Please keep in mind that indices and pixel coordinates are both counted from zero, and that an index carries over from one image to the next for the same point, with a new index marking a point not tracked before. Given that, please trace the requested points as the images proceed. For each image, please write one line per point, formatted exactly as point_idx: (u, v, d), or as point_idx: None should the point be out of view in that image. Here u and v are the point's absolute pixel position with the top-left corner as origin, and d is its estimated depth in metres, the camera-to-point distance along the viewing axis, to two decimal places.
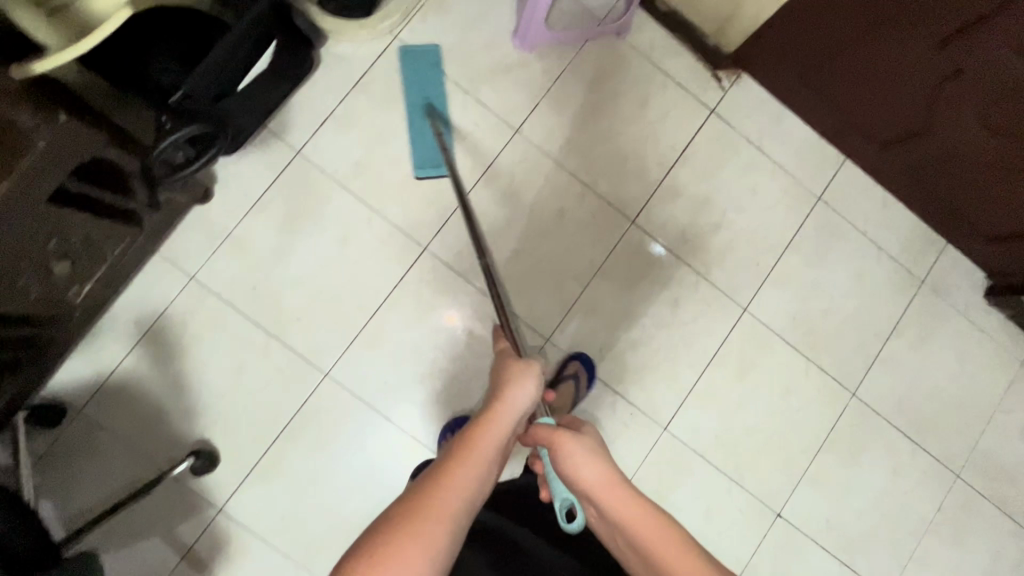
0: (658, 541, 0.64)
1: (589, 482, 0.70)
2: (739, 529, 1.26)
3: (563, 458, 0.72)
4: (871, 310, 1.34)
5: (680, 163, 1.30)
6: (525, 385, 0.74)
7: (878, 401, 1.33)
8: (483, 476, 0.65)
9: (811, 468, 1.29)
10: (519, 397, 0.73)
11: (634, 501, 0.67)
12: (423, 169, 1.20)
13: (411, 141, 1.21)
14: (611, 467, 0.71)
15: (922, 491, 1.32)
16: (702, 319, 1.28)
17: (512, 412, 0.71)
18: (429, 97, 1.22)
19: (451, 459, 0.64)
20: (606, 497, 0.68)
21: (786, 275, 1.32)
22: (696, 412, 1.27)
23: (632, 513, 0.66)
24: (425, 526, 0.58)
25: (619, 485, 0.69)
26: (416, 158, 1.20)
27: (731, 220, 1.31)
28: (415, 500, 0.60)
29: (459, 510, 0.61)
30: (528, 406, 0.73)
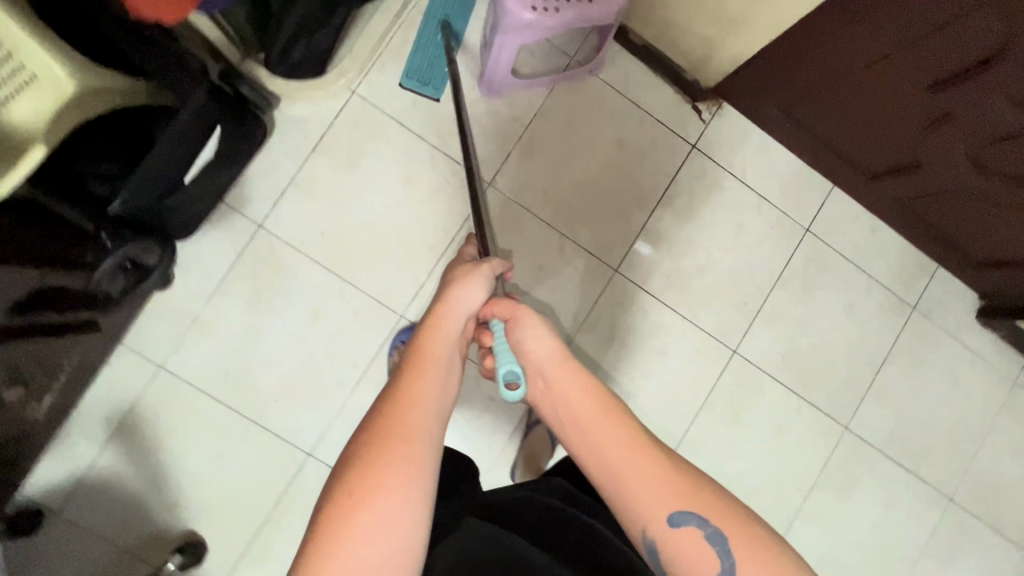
0: (603, 419, 0.66)
1: (542, 364, 0.70)
2: None
3: (516, 345, 0.71)
4: (863, 341, 1.31)
5: (662, 204, 1.25)
6: (470, 280, 0.72)
7: (872, 433, 1.32)
8: (440, 383, 0.64)
9: (805, 504, 1.29)
10: (464, 297, 0.71)
11: (584, 380, 0.69)
12: (408, 80, 1.15)
13: (414, 46, 1.15)
14: (563, 343, 0.71)
15: (915, 518, 1.33)
16: (691, 364, 1.26)
17: (458, 313, 0.70)
18: (450, 14, 1.16)
19: (407, 373, 0.64)
20: (557, 378, 0.69)
21: (775, 312, 1.28)
22: (689, 458, 1.25)
23: (583, 395, 0.68)
24: (395, 443, 0.58)
25: (573, 364, 0.70)
26: (407, 67, 1.15)
27: (717, 260, 1.26)
28: (376, 421, 0.60)
29: (421, 421, 0.60)
30: (476, 302, 0.72)
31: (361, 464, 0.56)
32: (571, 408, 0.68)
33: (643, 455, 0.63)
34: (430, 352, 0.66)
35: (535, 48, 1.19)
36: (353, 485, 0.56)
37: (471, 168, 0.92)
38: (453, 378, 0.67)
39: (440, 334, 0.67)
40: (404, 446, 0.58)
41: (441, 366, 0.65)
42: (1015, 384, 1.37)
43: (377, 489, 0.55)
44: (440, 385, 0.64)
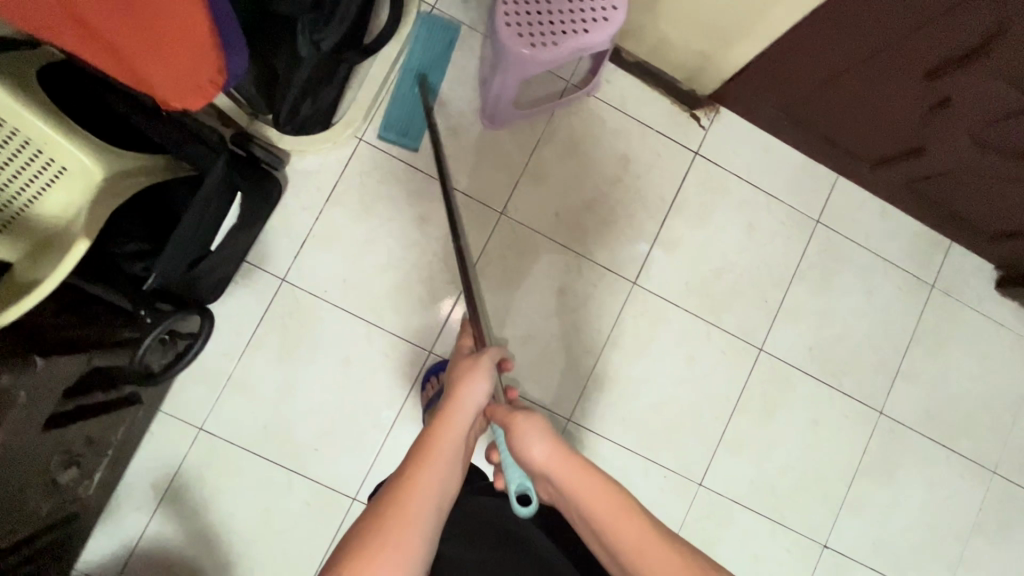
0: (614, 513, 0.68)
1: (549, 467, 0.72)
2: (788, 567, 1.26)
3: (521, 445, 0.74)
4: (887, 324, 1.32)
5: (672, 213, 1.26)
6: (479, 375, 0.75)
7: (906, 415, 1.32)
8: (443, 477, 0.66)
9: (849, 493, 1.29)
10: (472, 394, 0.74)
11: (594, 479, 0.71)
12: (387, 131, 1.16)
13: (392, 100, 1.16)
14: (564, 445, 0.73)
15: (960, 495, 1.32)
16: (719, 367, 1.26)
17: (468, 410, 0.72)
18: (424, 69, 1.17)
19: (412, 466, 0.65)
20: (566, 480, 0.71)
21: (796, 306, 1.29)
22: (727, 461, 1.26)
23: (594, 491, 0.70)
24: (398, 537, 0.59)
25: (579, 461, 0.72)
26: (386, 119, 1.16)
27: (733, 261, 1.28)
28: (380, 512, 0.61)
29: (423, 515, 0.62)
30: (484, 397, 0.75)
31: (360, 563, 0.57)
32: (584, 507, 0.70)
33: (652, 551, 0.66)
34: (438, 445, 0.67)
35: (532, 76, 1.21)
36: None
37: (461, 252, 0.90)
38: (457, 471, 0.68)
39: (446, 426, 0.70)
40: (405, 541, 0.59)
41: (449, 458, 0.67)
42: None
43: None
44: (446, 478, 0.66)
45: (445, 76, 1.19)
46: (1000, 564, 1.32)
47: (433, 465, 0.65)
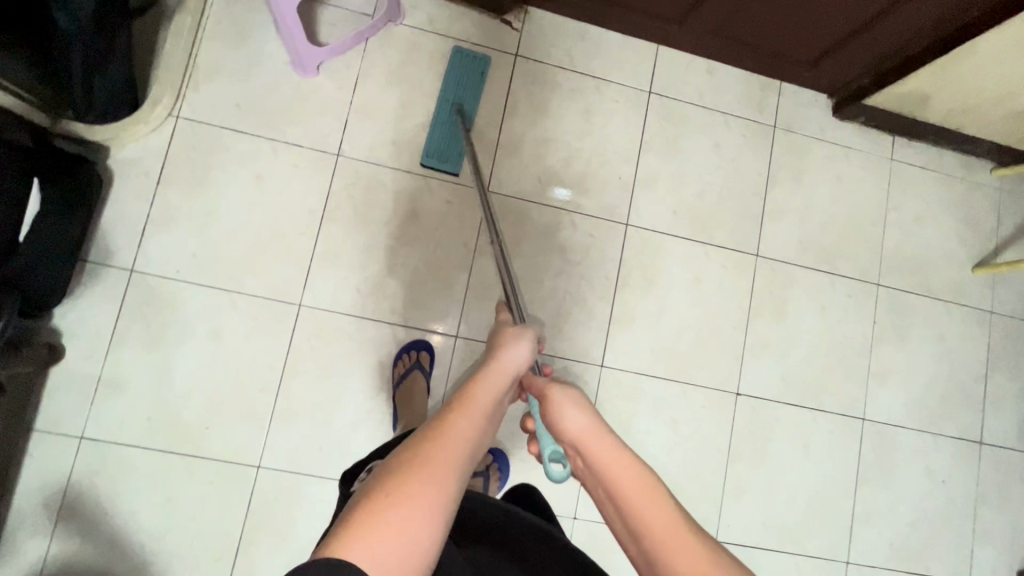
0: (644, 499, 0.63)
1: (584, 446, 0.70)
2: (707, 423, 1.29)
3: (557, 413, 0.73)
4: (741, 172, 1.36)
5: (507, 117, 1.29)
6: (521, 342, 0.79)
7: (782, 252, 1.36)
8: (477, 431, 0.65)
9: (747, 338, 1.32)
10: (509, 359, 0.76)
11: (629, 468, 0.66)
12: (428, 159, 1.23)
13: (432, 130, 1.24)
14: (601, 419, 0.72)
15: (852, 313, 1.37)
16: (591, 252, 1.29)
17: (505, 372, 0.74)
18: (460, 99, 1.26)
19: (449, 411, 0.65)
20: (598, 453, 0.68)
21: (649, 176, 1.33)
22: (622, 338, 1.28)
23: (630, 476, 0.65)
24: (431, 466, 0.59)
25: (614, 444, 0.68)
26: (427, 147, 1.23)
27: (578, 148, 1.31)
28: (419, 442, 0.62)
29: (456, 460, 0.61)
30: (523, 365, 0.77)
31: (393, 486, 0.57)
32: (611, 483, 0.66)
33: (685, 554, 0.60)
34: (478, 394, 0.69)
35: (335, 17, 1.24)
36: (392, 494, 0.56)
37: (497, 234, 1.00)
38: (491, 426, 0.69)
39: (487, 383, 0.71)
40: (441, 472, 0.59)
41: (486, 406, 0.68)
42: (893, 162, 1.43)
43: (408, 502, 0.56)
44: (483, 426, 0.66)
45: (247, 38, 1.20)
46: (904, 368, 1.38)
47: (471, 414, 0.66)
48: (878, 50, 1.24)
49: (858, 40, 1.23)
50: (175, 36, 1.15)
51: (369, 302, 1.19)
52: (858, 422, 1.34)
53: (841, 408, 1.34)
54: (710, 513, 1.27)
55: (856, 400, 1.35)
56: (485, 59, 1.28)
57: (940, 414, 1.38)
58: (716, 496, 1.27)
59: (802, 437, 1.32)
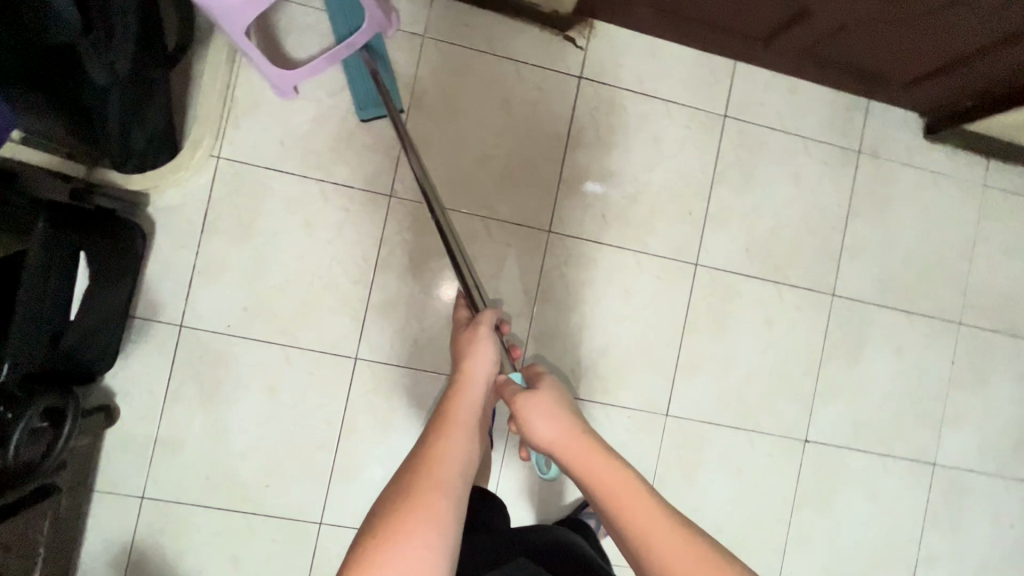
0: (606, 472, 0.67)
1: (554, 442, 0.73)
2: (774, 471, 1.24)
3: (528, 423, 0.75)
4: (820, 205, 1.26)
5: (571, 147, 1.18)
6: (485, 346, 0.82)
7: (860, 290, 1.27)
8: (466, 443, 0.69)
9: (819, 383, 1.26)
10: (482, 362, 0.80)
11: (601, 457, 0.69)
12: (365, 110, 1.09)
13: (349, 77, 1.09)
14: (564, 413, 0.75)
15: (930, 355, 1.29)
16: (658, 294, 1.21)
17: (478, 374, 0.79)
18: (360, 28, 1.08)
19: (437, 429, 0.70)
20: (563, 447, 0.72)
21: (721, 211, 1.23)
22: (688, 386, 1.22)
23: (602, 467, 0.68)
24: (429, 488, 0.62)
25: (587, 443, 0.71)
26: (355, 100, 1.09)
27: (645, 182, 1.20)
28: (410, 470, 0.65)
29: (450, 476, 0.64)
30: (493, 361, 0.81)
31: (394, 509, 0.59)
32: (587, 480, 0.68)
33: (664, 537, 0.60)
34: (456, 414, 0.73)
35: (302, 23, 1.10)
36: (397, 522, 0.58)
37: (459, 267, 0.90)
38: (475, 441, 0.72)
39: (466, 397, 0.76)
40: (438, 490, 0.62)
41: (466, 424, 0.72)
42: (986, 189, 1.31)
43: (413, 536, 0.57)
44: (467, 442, 0.70)
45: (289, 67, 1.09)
46: (981, 411, 1.31)
47: (456, 431, 0.70)
48: (988, 75, 1.11)
49: (972, 63, 1.09)
50: (211, 68, 1.06)
51: (427, 352, 1.14)
52: (929, 467, 1.29)
53: (911, 454, 1.29)
54: (772, 560, 1.24)
55: (928, 446, 1.30)
56: None
57: (1014, 458, 1.32)
58: (779, 544, 1.24)
59: (871, 484, 1.28)
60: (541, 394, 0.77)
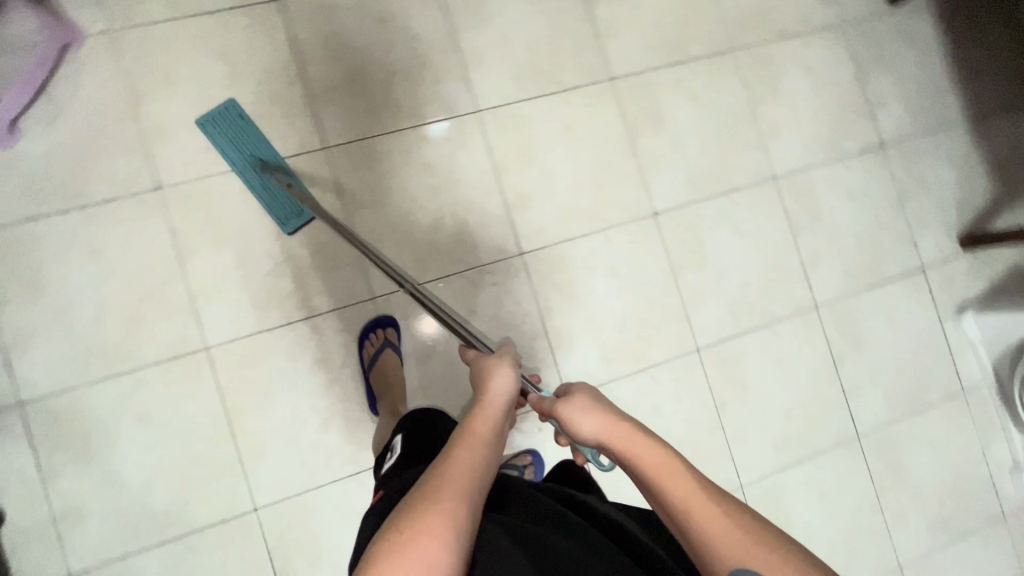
0: (642, 449, 0.64)
1: (597, 438, 0.68)
2: (641, 254, 1.29)
3: (569, 424, 0.72)
4: (558, 7, 1.30)
5: (305, 65, 1.19)
6: (506, 368, 0.78)
7: (633, 63, 1.32)
8: (485, 451, 0.67)
9: (640, 159, 1.31)
10: (500, 382, 0.76)
11: (638, 441, 0.65)
12: (287, 224, 1.14)
13: (256, 197, 1.13)
14: (597, 405, 0.71)
15: (722, 88, 1.36)
16: (456, 153, 1.24)
17: (499, 396, 0.75)
18: (256, 151, 1.14)
19: (455, 442, 0.67)
20: (598, 434, 0.68)
21: (474, 54, 1.26)
22: (527, 219, 1.25)
23: (641, 447, 0.64)
24: (443, 494, 0.59)
25: (620, 425, 0.67)
26: (276, 217, 1.14)
27: (392, 63, 1.22)
28: (425, 482, 0.62)
29: (467, 481, 0.62)
30: (508, 387, 0.76)
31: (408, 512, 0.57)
32: (624, 459, 0.65)
33: (706, 508, 0.57)
34: (477, 428, 0.69)
35: None
36: (407, 530, 0.55)
37: (379, 261, 0.91)
38: (495, 450, 0.68)
39: (486, 411, 0.72)
40: (455, 499, 0.59)
41: (484, 436, 0.68)
42: None
43: (426, 530, 0.55)
44: (485, 451, 0.67)
45: None
46: (789, 113, 1.39)
47: (475, 443, 0.67)
48: None
49: None
50: None
51: (272, 309, 1.14)
52: (771, 182, 1.37)
53: (751, 179, 1.36)
54: (681, 327, 1.30)
55: (761, 165, 1.37)
56: (233, 103, 1.14)
57: (838, 138, 1.41)
58: (680, 311, 1.30)
59: (730, 221, 1.34)
60: (577, 397, 0.73)
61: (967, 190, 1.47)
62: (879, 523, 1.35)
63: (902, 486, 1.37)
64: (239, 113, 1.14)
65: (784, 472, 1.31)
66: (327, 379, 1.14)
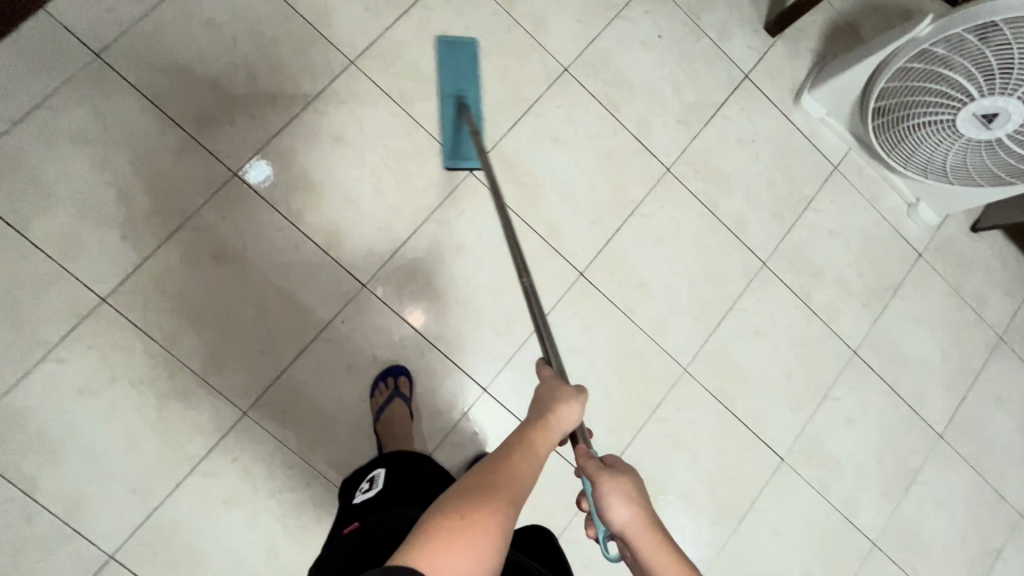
0: (669, 569, 0.62)
1: (626, 530, 0.63)
2: (481, 216, 1.21)
3: (602, 499, 0.64)
4: (253, 20, 1.14)
5: (26, 228, 1.04)
6: (571, 403, 0.71)
7: (364, 32, 1.18)
8: (536, 472, 0.64)
9: (427, 126, 1.20)
10: (568, 413, 0.69)
11: (666, 552, 0.63)
12: (449, 158, 1.19)
13: (437, 132, 1.20)
14: (642, 495, 0.65)
15: (467, 8, 1.24)
16: (242, 225, 1.11)
17: (563, 425, 0.69)
18: (461, 88, 1.21)
19: (520, 442, 0.65)
20: (632, 525, 0.63)
21: (197, 116, 1.11)
22: (351, 248, 1.14)
23: (671, 566, 0.62)
24: (501, 497, 0.58)
25: (660, 530, 0.64)
26: (442, 151, 1.19)
27: (116, 173, 1.07)
28: (487, 472, 0.61)
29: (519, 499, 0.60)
30: (576, 420, 0.70)
31: (471, 499, 0.57)
32: (645, 559, 0.63)
33: None
34: (538, 445, 0.66)
35: None
36: (467, 517, 0.55)
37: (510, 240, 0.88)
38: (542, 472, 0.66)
39: (548, 435, 0.67)
40: (509, 507, 0.58)
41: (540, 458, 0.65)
42: None
43: (485, 523, 0.55)
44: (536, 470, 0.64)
45: None
46: None
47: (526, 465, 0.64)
48: None
49: None
50: None
51: (151, 482, 1.04)
52: (565, 74, 1.28)
53: (544, 82, 1.26)
54: (555, 263, 1.24)
55: (546, 62, 1.27)
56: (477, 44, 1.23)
57: None
58: (546, 247, 1.24)
59: (547, 136, 1.26)
60: (629, 475, 0.66)
61: None
62: (819, 326, 1.37)
63: (823, 282, 1.39)
64: (472, 53, 1.23)
65: (716, 335, 1.31)
66: (247, 511, 1.07)
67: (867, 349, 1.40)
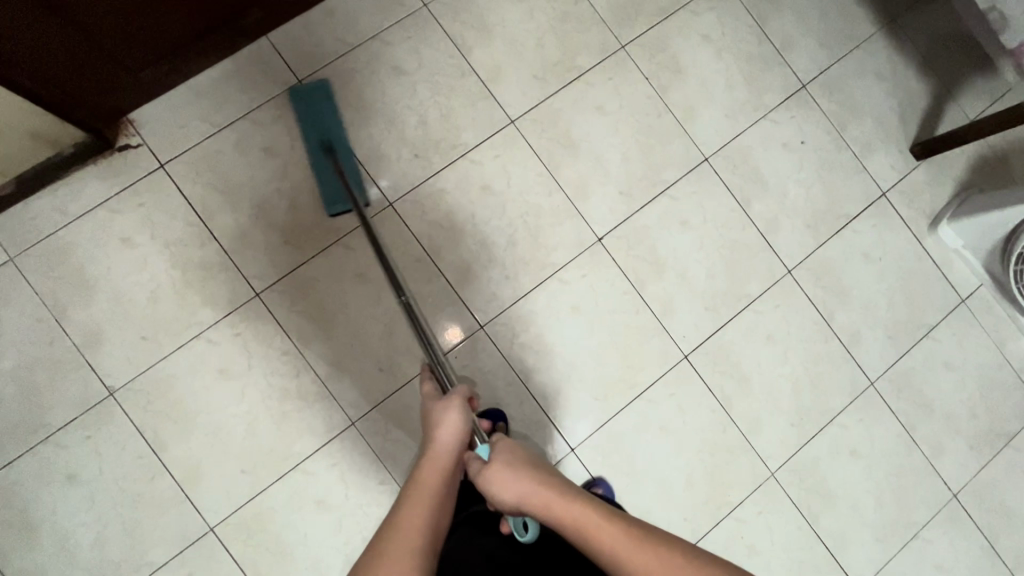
0: (563, 506, 0.70)
1: (522, 501, 0.73)
2: (600, 284, 1.26)
3: (493, 485, 0.75)
4: (435, 72, 1.26)
5: (209, 220, 1.17)
6: (451, 414, 0.79)
7: (528, 97, 1.28)
8: (436, 502, 0.70)
9: (567, 191, 1.27)
10: (448, 428, 0.78)
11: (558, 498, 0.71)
12: (333, 207, 1.17)
13: (321, 177, 1.17)
14: (516, 463, 0.76)
15: (624, 89, 1.32)
16: (385, 252, 1.21)
17: (446, 442, 0.77)
18: (328, 133, 1.18)
19: (408, 492, 0.71)
20: (520, 490, 0.73)
21: (370, 148, 1.23)
22: (477, 290, 1.22)
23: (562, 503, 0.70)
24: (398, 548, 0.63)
25: (542, 482, 0.73)
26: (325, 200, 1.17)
27: (292, 186, 1.20)
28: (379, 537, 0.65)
29: (418, 538, 0.65)
30: (459, 429, 0.78)
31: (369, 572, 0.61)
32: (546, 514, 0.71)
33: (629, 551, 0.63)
34: (425, 479, 0.73)
35: None
36: None
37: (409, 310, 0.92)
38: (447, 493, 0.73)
39: (432, 467, 0.75)
40: (410, 554, 0.63)
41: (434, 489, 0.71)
42: None
43: None
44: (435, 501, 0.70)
45: None
46: (700, 91, 1.34)
47: (427, 498, 0.70)
48: None
49: None
50: None
51: (260, 469, 1.13)
52: (705, 164, 1.32)
53: (683, 168, 1.31)
54: (663, 342, 1.26)
55: (689, 150, 1.32)
56: (324, 84, 1.20)
57: (758, 97, 1.36)
58: (657, 325, 1.27)
59: (677, 219, 1.30)
60: (504, 456, 0.77)
61: (904, 99, 1.41)
62: (920, 460, 1.32)
63: (931, 414, 1.34)
64: (324, 94, 1.20)
65: (810, 446, 1.28)
66: (334, 516, 1.13)
67: (968, 495, 1.33)
